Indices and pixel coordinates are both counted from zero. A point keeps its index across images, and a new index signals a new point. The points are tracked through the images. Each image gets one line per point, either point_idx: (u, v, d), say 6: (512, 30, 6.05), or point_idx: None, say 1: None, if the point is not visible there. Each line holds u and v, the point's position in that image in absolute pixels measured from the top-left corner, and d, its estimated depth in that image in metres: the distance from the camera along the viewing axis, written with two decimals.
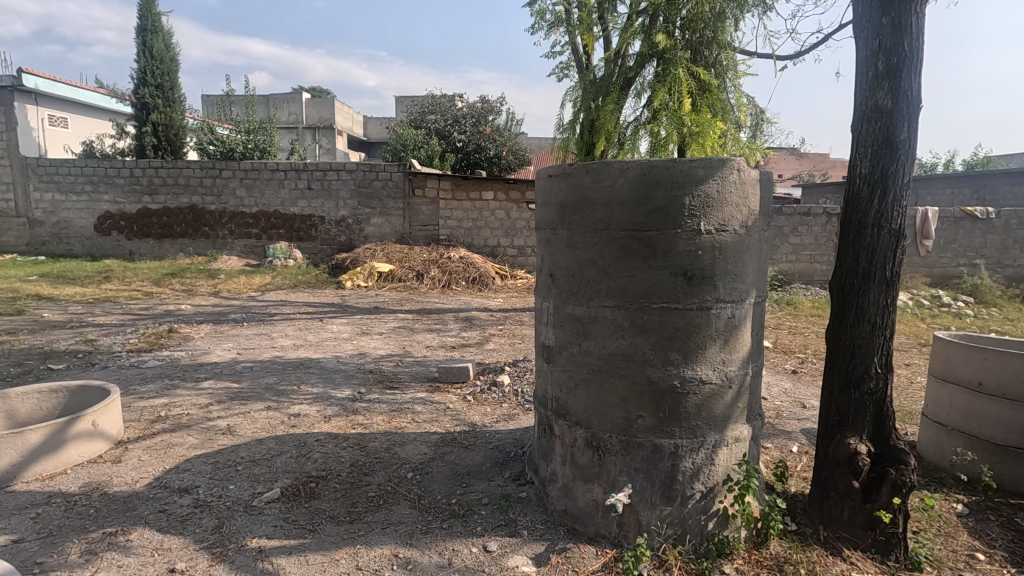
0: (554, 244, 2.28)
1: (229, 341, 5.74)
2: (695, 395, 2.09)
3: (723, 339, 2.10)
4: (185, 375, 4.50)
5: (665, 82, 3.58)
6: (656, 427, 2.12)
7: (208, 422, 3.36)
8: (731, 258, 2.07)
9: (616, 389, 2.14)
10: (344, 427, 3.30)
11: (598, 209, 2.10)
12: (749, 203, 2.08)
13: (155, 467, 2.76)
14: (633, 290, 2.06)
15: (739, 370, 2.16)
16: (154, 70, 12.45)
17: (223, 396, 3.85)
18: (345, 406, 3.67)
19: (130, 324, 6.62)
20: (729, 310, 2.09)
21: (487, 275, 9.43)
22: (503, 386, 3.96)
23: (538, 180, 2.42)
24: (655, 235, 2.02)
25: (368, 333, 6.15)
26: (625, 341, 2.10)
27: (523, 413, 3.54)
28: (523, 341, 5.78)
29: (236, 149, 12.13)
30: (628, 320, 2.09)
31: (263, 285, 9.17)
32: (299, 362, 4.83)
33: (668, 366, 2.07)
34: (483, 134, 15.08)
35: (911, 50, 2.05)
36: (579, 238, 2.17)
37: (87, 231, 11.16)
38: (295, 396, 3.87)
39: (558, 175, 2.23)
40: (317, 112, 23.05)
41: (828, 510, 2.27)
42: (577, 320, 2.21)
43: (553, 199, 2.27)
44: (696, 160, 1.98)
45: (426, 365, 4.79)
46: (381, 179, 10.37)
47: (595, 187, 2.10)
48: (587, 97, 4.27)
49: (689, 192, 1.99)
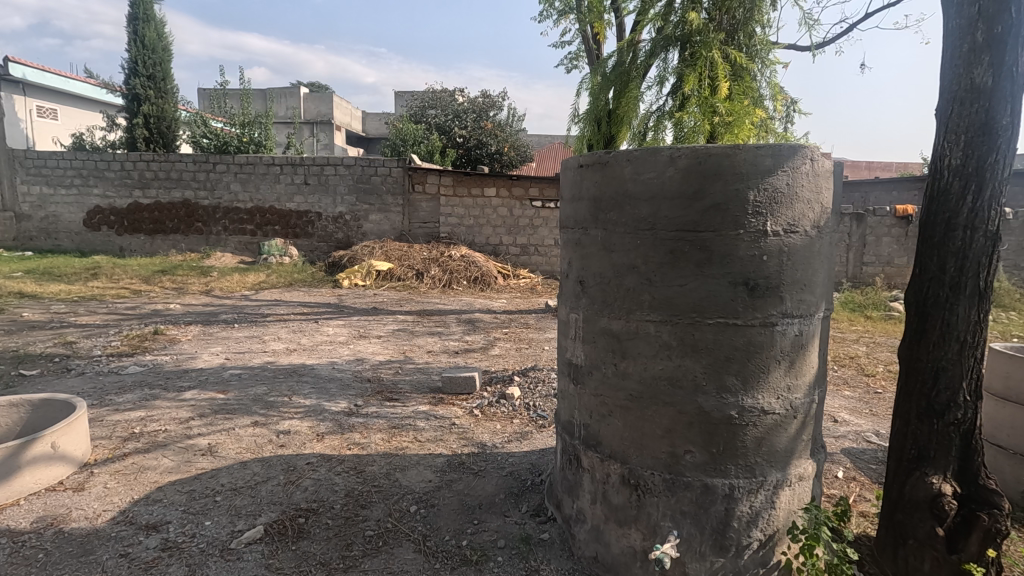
0: (584, 245, 1.95)
1: (217, 344, 5.39)
2: (755, 427, 1.76)
3: (788, 361, 1.77)
4: (168, 382, 4.15)
5: (695, 68, 3.22)
6: (708, 464, 1.78)
7: (187, 440, 3.02)
8: (800, 265, 1.74)
9: (659, 419, 1.81)
10: (338, 447, 2.95)
11: (641, 204, 1.76)
12: (822, 199, 1.75)
13: (122, 497, 2.42)
14: (682, 303, 1.73)
15: (804, 398, 1.83)
16: (146, 60, 12.05)
17: (206, 409, 3.50)
18: (340, 421, 3.33)
19: (115, 325, 6.28)
20: (795, 326, 1.76)
21: (489, 274, 9.06)
22: (514, 400, 3.63)
23: (563, 171, 2.09)
24: (712, 236, 1.68)
25: (365, 336, 5.79)
26: (672, 361, 1.76)
27: (536, 431, 3.20)
28: (530, 346, 5.44)
29: (230, 142, 11.76)
30: (676, 337, 1.75)
31: (257, 283, 8.82)
32: (292, 370, 4.48)
33: (723, 393, 1.74)
34: (484, 129, 14.75)
35: (1018, 17, 1.71)
36: (617, 239, 1.83)
37: (76, 226, 10.82)
38: (286, 409, 3.52)
39: (590, 164, 1.90)
40: (316, 106, 22.65)
41: (904, 560, 1.94)
42: (611, 336, 1.87)
43: (584, 193, 1.94)
44: (763, 147, 1.65)
45: (428, 374, 4.45)
46: (380, 175, 10.01)
47: (636, 179, 1.76)
48: (607, 84, 3.93)
49: (753, 186, 1.66)
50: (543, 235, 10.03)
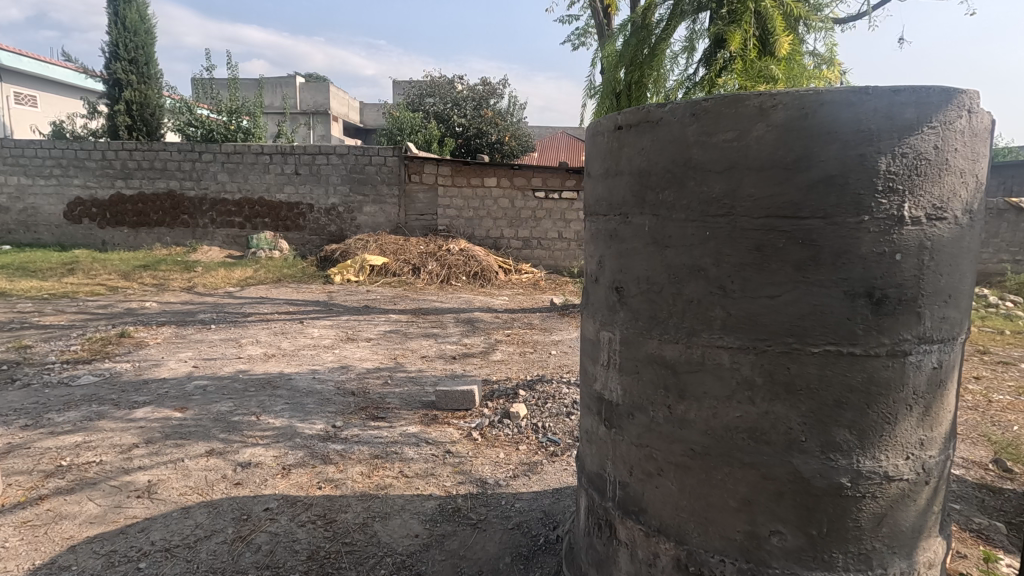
0: (623, 239, 1.40)
1: (188, 349, 4.83)
2: (874, 500, 1.23)
3: (922, 407, 1.23)
4: (121, 397, 3.59)
5: (740, 26, 2.66)
6: (804, 551, 1.25)
7: (123, 477, 2.47)
8: (946, 268, 1.19)
9: (733, 485, 1.27)
10: (305, 486, 2.42)
11: (711, 178, 1.22)
12: (976, 170, 1.19)
13: (19, 563, 1.90)
14: (772, 325, 1.20)
15: (940, 458, 1.29)
16: (127, 43, 11.46)
17: (156, 433, 2.94)
18: (313, 448, 2.78)
19: (81, 326, 5.74)
20: (934, 356, 1.22)
21: (489, 268, 8.49)
22: (519, 420, 3.09)
23: (591, 137, 1.55)
24: (820, 223, 1.14)
25: (353, 340, 5.22)
26: (755, 407, 1.23)
27: (547, 463, 2.66)
28: (535, 350, 4.89)
29: (216, 130, 11.12)
30: (761, 373, 1.22)
31: (244, 279, 8.28)
32: (266, 381, 3.92)
33: (830, 453, 1.20)
34: (485, 118, 14.11)
35: None
36: (673, 229, 1.29)
37: (55, 218, 10.26)
38: (251, 433, 2.97)
39: (634, 124, 1.35)
40: (312, 96, 21.91)
41: None
42: (663, 366, 1.34)
43: (623, 165, 1.39)
44: (902, 91, 1.09)
45: (421, 385, 3.90)
46: (374, 164, 9.43)
47: (704, 145, 1.22)
48: (621, 58, 3.35)
49: (887, 150, 1.11)
50: (546, 228, 9.43)
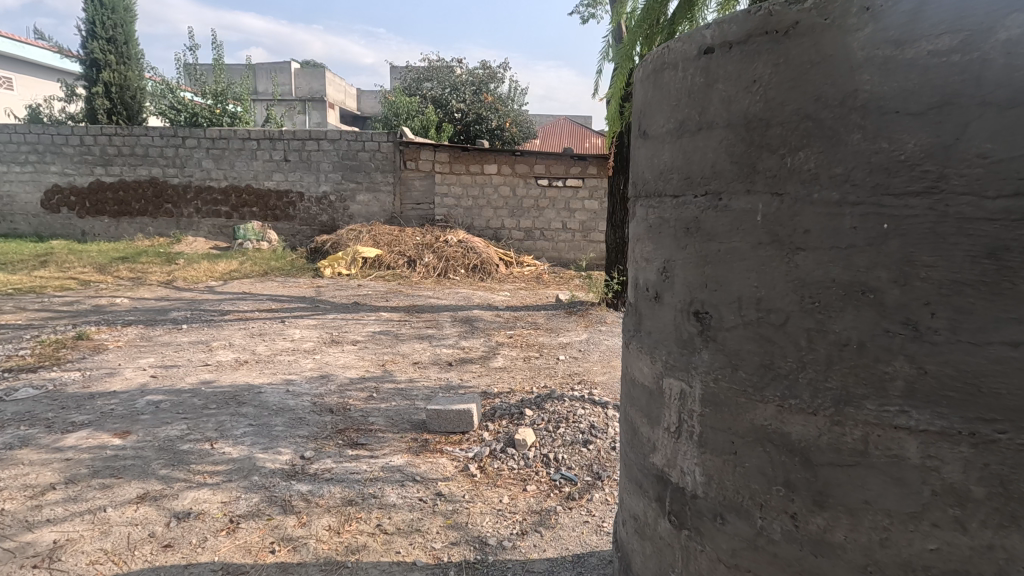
0: (712, 235, 0.86)
1: (150, 354, 4.27)
2: None
3: None
4: (57, 417, 3.05)
5: None
6: None
7: (25, 535, 1.94)
8: None
9: None
10: (254, 550, 1.88)
11: (898, 123, 0.67)
12: None
13: None
14: (1012, 398, 0.64)
15: None
16: (104, 20, 10.82)
17: (82, 468, 2.40)
18: (272, 490, 2.25)
19: (38, 326, 5.17)
20: None
21: (490, 261, 7.92)
22: (527, 450, 2.54)
23: (650, 78, 1.01)
24: None
25: (337, 343, 4.67)
26: (967, 538, 0.68)
27: (563, 512, 2.13)
28: (540, 355, 4.35)
29: (200, 114, 10.45)
30: (984, 481, 0.66)
31: (227, 272, 7.69)
32: (231, 395, 3.37)
33: None
34: (485, 103, 13.48)
35: None
36: (814, 219, 0.75)
37: (32, 207, 9.76)
38: (198, 468, 2.42)
39: (742, 40, 0.81)
40: (306, 83, 21.25)
41: None
42: (784, 450, 0.81)
43: (716, 111, 0.85)
44: None
45: (412, 401, 3.34)
46: (366, 150, 8.84)
47: (890, 64, 0.67)
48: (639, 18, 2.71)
49: None
50: (549, 218, 8.86)
